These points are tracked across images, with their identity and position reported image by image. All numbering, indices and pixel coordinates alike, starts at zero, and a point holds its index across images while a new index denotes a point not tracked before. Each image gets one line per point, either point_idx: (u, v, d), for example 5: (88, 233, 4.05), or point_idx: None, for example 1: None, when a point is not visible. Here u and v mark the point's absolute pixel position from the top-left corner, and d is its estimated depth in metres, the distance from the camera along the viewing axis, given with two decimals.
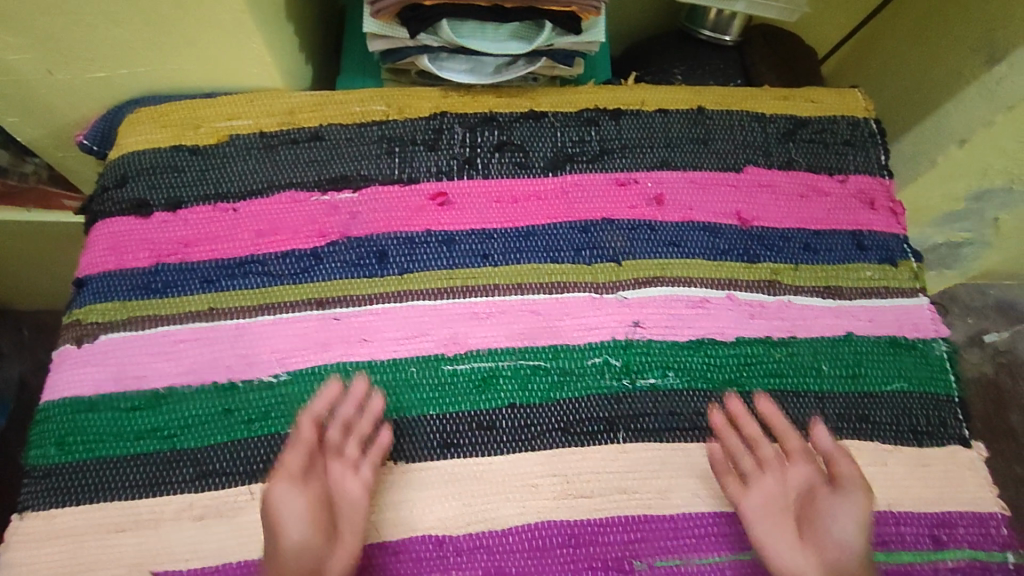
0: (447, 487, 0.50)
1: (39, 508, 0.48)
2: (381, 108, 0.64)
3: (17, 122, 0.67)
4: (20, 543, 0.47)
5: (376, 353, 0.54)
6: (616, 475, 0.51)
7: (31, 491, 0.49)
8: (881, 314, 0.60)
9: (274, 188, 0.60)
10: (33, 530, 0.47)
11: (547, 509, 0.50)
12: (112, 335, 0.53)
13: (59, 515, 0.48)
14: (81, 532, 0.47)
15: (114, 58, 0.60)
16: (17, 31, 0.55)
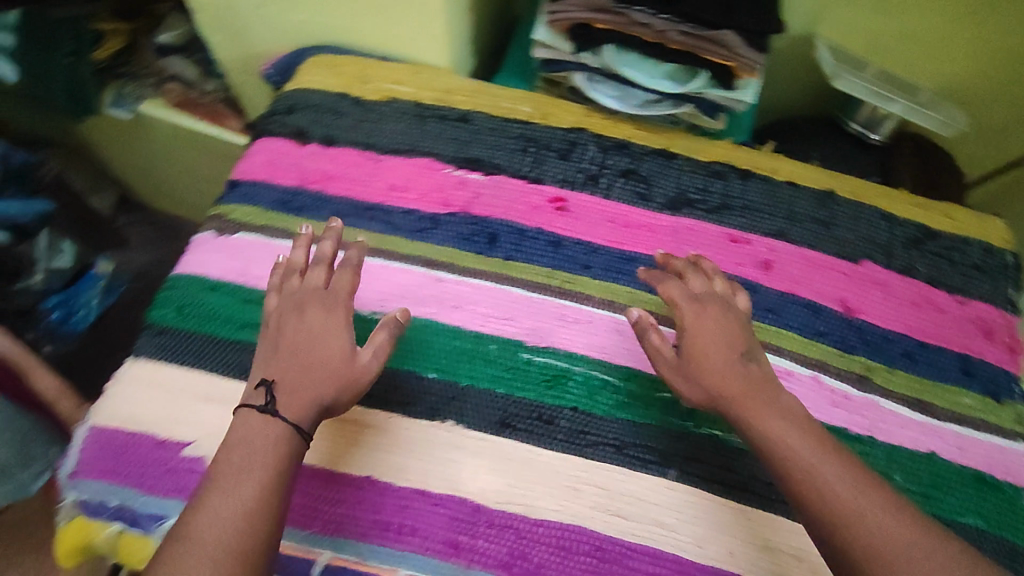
0: (455, 453, 0.52)
1: (147, 358, 0.54)
2: (526, 110, 0.67)
3: (219, 41, 0.78)
4: (126, 381, 0.53)
5: (462, 322, 0.57)
6: (657, 507, 0.51)
7: (147, 341, 0.55)
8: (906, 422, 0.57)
9: (414, 152, 0.64)
10: (138, 374, 0.54)
11: (570, 511, 0.51)
12: (247, 234, 0.60)
13: (160, 369, 0.54)
14: (174, 389, 0.53)
15: (318, 7, 0.69)
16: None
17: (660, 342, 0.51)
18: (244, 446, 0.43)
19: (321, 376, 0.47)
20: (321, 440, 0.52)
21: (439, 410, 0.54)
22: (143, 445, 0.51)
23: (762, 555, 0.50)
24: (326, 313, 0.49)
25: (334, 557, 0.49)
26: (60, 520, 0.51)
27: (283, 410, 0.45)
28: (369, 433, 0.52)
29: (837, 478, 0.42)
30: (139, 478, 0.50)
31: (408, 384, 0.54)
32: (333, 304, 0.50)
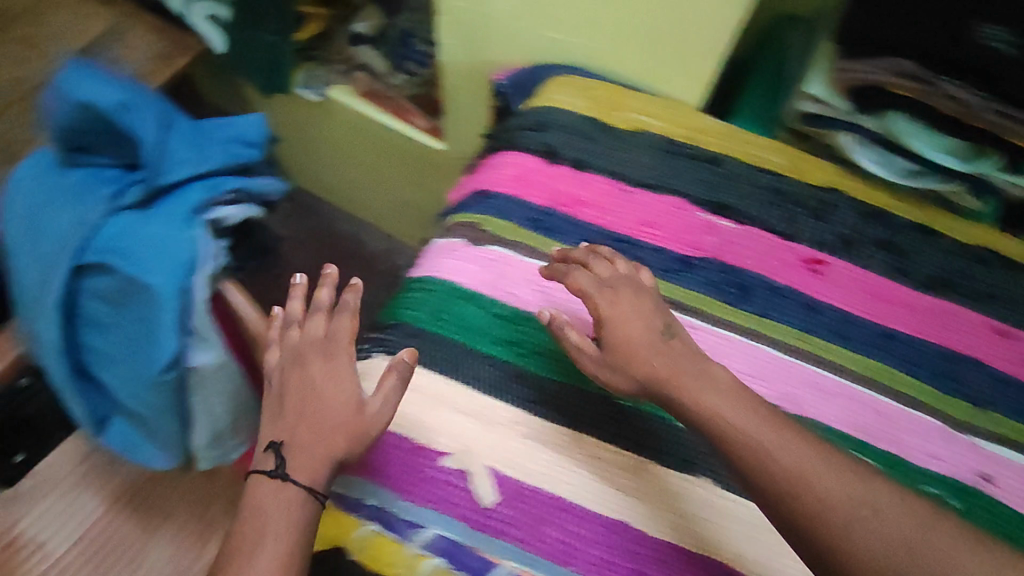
0: (510, 440, 0.52)
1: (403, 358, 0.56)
2: (778, 160, 0.65)
3: (450, 45, 0.78)
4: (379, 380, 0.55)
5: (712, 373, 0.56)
6: None
7: (403, 342, 0.57)
8: (984, 458, 0.53)
9: (664, 190, 0.63)
10: None
11: (637, 513, 0.50)
12: (499, 249, 0.60)
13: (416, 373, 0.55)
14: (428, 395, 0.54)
15: (574, 27, 0.68)
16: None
17: (578, 339, 0.53)
18: (256, 516, 0.46)
19: (334, 428, 0.49)
20: (573, 474, 0.51)
21: (694, 464, 0.52)
22: (399, 450, 0.52)
23: None
24: (327, 363, 0.51)
25: (377, 504, 0.50)
26: (332, 505, 0.51)
27: (293, 472, 0.47)
28: (622, 475, 0.52)
29: (704, 403, 0.47)
30: (395, 480, 0.51)
31: (660, 432, 0.53)
32: (334, 353, 0.52)
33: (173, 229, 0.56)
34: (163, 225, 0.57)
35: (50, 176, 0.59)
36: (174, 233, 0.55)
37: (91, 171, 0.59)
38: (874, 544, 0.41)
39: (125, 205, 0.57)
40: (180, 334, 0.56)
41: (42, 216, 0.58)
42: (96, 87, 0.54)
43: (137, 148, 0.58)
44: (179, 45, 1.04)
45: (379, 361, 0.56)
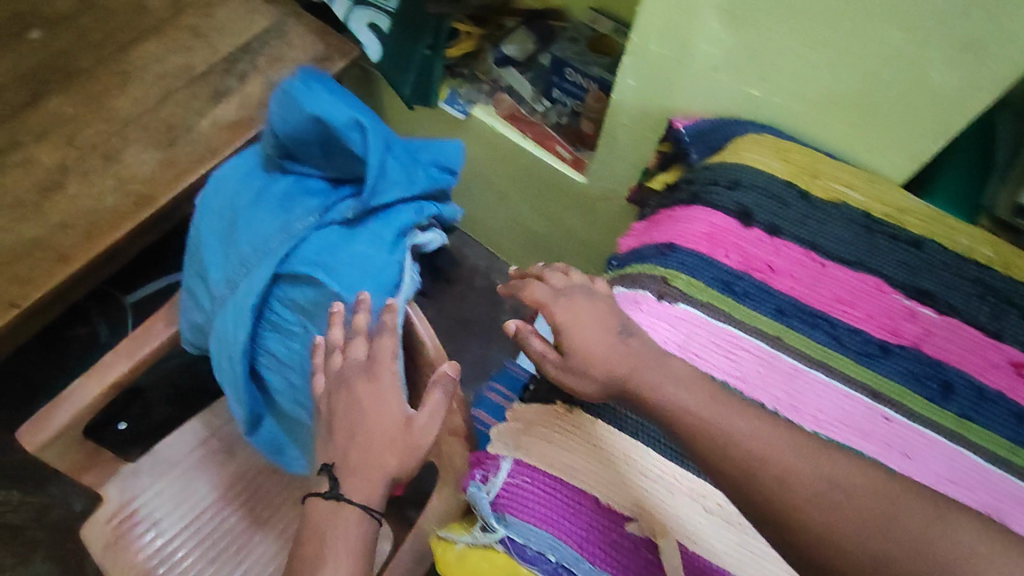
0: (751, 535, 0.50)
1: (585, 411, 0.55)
2: (986, 253, 0.62)
3: (629, 85, 0.77)
4: (563, 431, 0.55)
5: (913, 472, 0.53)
6: None
7: (588, 395, 0.56)
8: None
9: (863, 268, 0.61)
10: (576, 426, 0.55)
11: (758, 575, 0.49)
12: (688, 307, 0.58)
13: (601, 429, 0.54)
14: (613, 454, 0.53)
15: (779, 86, 0.66)
16: (734, 29, 0.63)
17: (541, 348, 0.55)
18: (317, 539, 0.46)
19: (381, 445, 0.48)
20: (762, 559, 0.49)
21: None
22: (584, 508, 0.52)
23: None
24: (372, 384, 0.51)
25: (512, 539, 0.51)
26: (478, 540, 0.52)
27: (350, 493, 0.47)
28: None
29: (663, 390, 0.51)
30: (579, 538, 0.51)
31: None
32: (376, 373, 0.51)
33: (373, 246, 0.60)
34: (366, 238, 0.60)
35: (261, 179, 0.64)
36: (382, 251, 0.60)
37: (301, 177, 0.64)
38: (853, 526, 0.43)
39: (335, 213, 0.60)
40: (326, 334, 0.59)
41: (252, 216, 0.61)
42: (339, 105, 0.57)
43: (350, 162, 0.61)
44: (338, 49, 1.05)
45: (559, 410, 0.56)
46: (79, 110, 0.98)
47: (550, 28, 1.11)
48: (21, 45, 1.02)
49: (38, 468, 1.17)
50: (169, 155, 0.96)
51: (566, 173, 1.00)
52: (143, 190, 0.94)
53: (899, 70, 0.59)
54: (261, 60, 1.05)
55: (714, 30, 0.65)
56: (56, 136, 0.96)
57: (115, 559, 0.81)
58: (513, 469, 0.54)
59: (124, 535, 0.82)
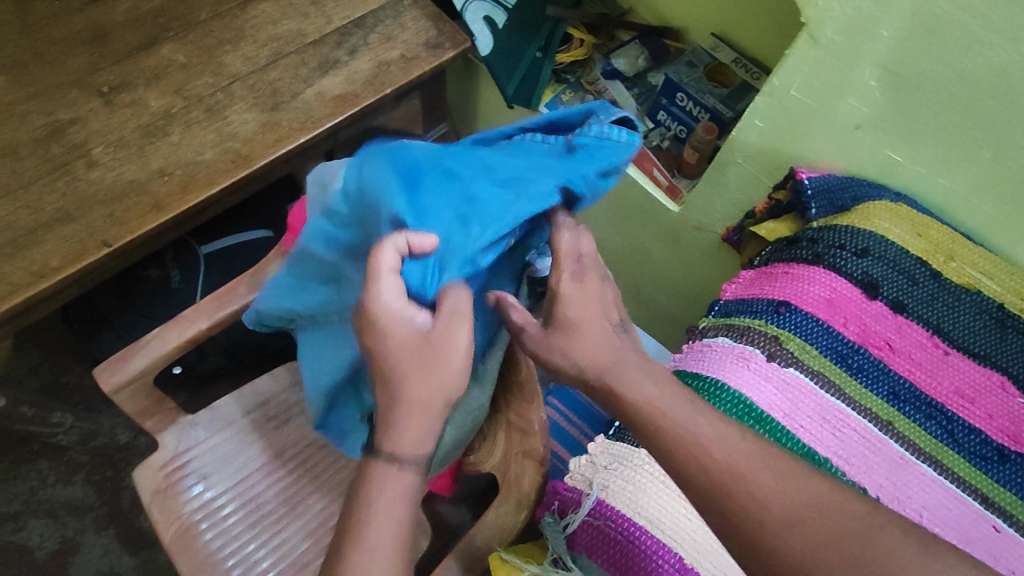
0: None
1: None
2: None
3: (755, 126, 0.74)
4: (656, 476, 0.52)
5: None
6: None
7: None
8: None
9: (989, 363, 0.57)
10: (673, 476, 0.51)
11: None
12: (797, 374, 0.56)
13: None
14: None
15: (927, 154, 0.64)
16: (893, 91, 0.62)
17: (518, 320, 0.50)
18: (369, 480, 0.47)
19: (411, 382, 0.46)
20: None
21: None
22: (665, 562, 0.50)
23: None
24: (392, 329, 0.47)
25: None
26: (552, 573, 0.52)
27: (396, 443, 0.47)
28: None
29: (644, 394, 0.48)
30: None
31: None
32: (391, 318, 0.47)
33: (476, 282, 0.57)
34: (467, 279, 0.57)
35: None
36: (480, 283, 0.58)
37: None
38: None
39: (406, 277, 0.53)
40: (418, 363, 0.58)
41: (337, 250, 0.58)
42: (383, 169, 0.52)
43: None
44: (450, 38, 1.04)
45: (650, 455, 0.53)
46: (191, 60, 1.00)
47: (662, 46, 1.08)
48: None
49: (91, 396, 1.20)
50: (271, 119, 0.97)
51: (660, 198, 0.97)
52: (242, 149, 0.94)
53: None
54: (372, 37, 1.04)
55: (870, 89, 0.63)
56: (165, 83, 0.97)
57: (163, 506, 0.82)
58: (594, 509, 0.53)
59: (173, 484, 0.83)
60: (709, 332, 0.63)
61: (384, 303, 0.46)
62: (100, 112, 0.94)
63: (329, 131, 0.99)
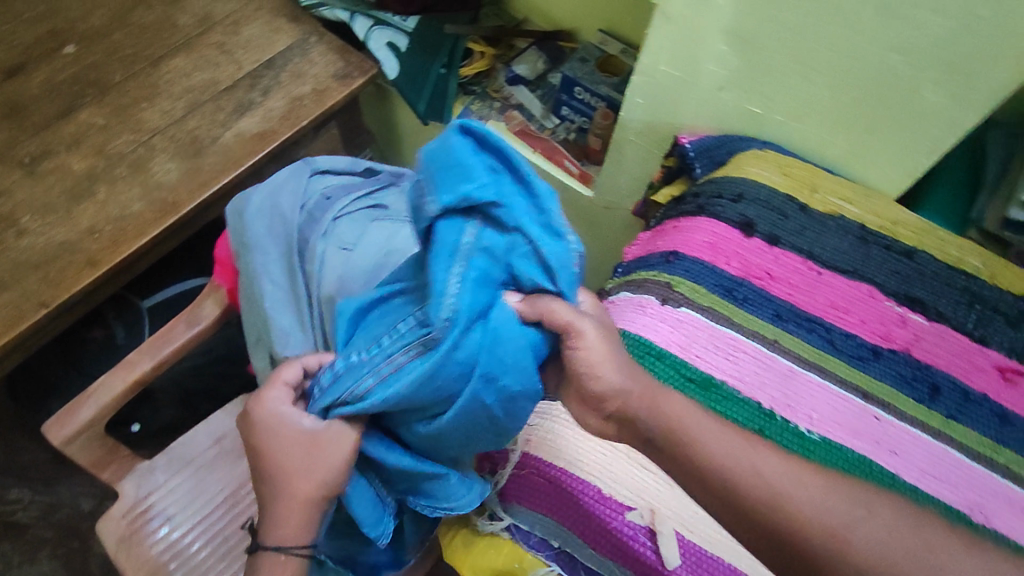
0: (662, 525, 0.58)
1: None
2: (975, 264, 0.65)
3: (639, 104, 0.81)
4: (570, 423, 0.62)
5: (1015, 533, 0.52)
6: None
7: None
8: None
9: (857, 276, 0.64)
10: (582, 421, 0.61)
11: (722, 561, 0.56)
12: (688, 311, 0.61)
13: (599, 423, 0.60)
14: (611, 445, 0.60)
15: (781, 103, 0.71)
16: (742, 52, 0.69)
17: (569, 314, 0.47)
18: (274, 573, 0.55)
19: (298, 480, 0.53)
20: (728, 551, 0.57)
21: None
22: (577, 494, 0.60)
23: None
24: (294, 438, 0.52)
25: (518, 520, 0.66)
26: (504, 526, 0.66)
27: (281, 540, 0.54)
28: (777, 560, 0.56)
29: (677, 409, 0.53)
30: (581, 530, 0.61)
31: None
32: (293, 437, 0.53)
33: (574, 274, 0.48)
34: (557, 277, 0.47)
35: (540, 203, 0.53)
36: (573, 274, 0.47)
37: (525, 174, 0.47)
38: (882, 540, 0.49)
39: (440, 236, 0.46)
40: (466, 231, 0.45)
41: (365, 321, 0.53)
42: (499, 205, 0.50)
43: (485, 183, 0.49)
44: (358, 66, 1.10)
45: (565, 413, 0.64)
46: (109, 121, 1.03)
47: (558, 48, 1.16)
48: (56, 60, 1.07)
49: (51, 466, 1.19)
50: (194, 165, 1.01)
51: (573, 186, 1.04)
52: (168, 197, 0.98)
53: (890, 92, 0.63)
54: (283, 76, 1.09)
55: (723, 53, 0.70)
56: (86, 146, 1.00)
57: (129, 554, 0.81)
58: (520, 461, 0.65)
59: (138, 530, 0.82)
60: (614, 290, 0.68)
61: (291, 419, 0.53)
62: (24, 183, 0.96)
63: (253, 169, 1.03)
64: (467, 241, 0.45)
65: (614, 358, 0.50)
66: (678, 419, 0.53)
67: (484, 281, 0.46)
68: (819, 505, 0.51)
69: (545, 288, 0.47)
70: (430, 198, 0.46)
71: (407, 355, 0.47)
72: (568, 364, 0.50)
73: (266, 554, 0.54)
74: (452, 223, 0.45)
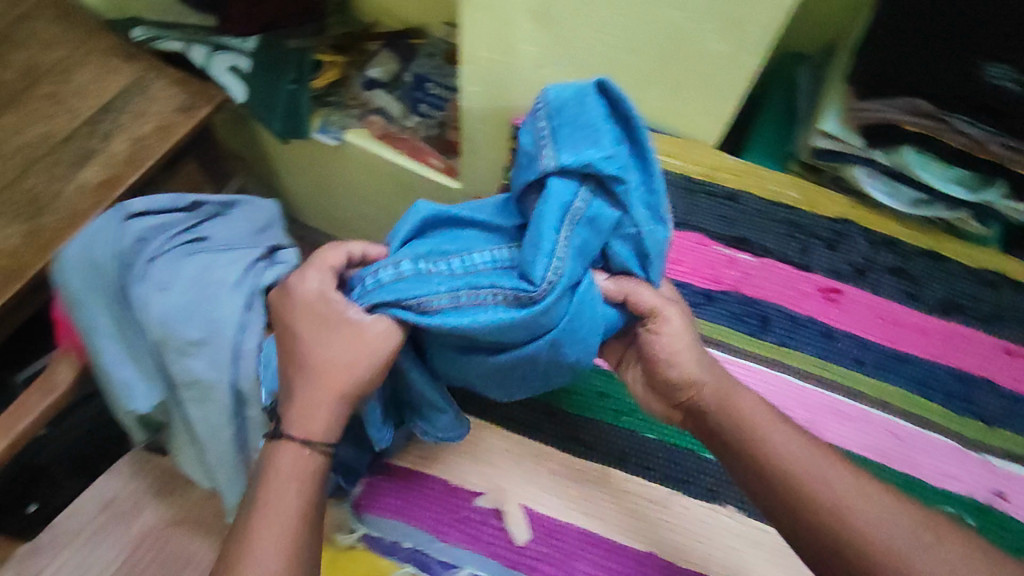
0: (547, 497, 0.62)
1: None
2: (793, 195, 0.69)
3: (474, 91, 0.81)
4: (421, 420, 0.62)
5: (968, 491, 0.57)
6: None
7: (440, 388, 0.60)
8: (913, 439, 0.58)
9: (685, 227, 0.67)
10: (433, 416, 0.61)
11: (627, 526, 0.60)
12: None
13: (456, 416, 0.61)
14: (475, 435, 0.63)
15: (597, 73, 0.72)
16: (547, 28, 0.69)
17: (661, 305, 0.55)
18: (278, 499, 0.52)
19: (340, 366, 0.54)
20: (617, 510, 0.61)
21: None
22: (429, 491, 0.63)
23: None
24: (331, 331, 0.54)
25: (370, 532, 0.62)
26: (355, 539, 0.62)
27: (296, 433, 0.53)
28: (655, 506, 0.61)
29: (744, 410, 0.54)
30: (433, 523, 0.61)
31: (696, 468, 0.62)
32: (337, 321, 0.55)
33: (663, 257, 0.54)
34: (647, 262, 0.55)
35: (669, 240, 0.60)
36: (662, 261, 0.55)
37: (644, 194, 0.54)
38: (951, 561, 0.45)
39: (552, 191, 0.51)
40: (587, 200, 0.51)
41: (537, 233, 0.51)
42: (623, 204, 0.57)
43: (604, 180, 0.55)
44: (202, 96, 1.06)
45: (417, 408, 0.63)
46: None
47: (408, 47, 1.14)
48: None
49: None
50: (35, 226, 0.95)
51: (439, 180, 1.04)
52: (9, 265, 0.92)
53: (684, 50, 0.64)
54: (123, 118, 1.04)
55: (532, 32, 0.71)
56: None
57: None
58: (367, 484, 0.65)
59: None
60: None
61: (337, 301, 0.56)
62: None
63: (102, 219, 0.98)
64: (585, 205, 0.51)
65: (691, 355, 0.55)
66: (798, 468, 0.50)
67: (585, 244, 0.52)
68: (880, 523, 0.47)
69: (633, 272, 0.55)
70: (550, 150, 0.52)
71: (495, 296, 0.51)
72: (642, 342, 0.57)
73: (282, 442, 0.54)
74: (600, 210, 0.52)
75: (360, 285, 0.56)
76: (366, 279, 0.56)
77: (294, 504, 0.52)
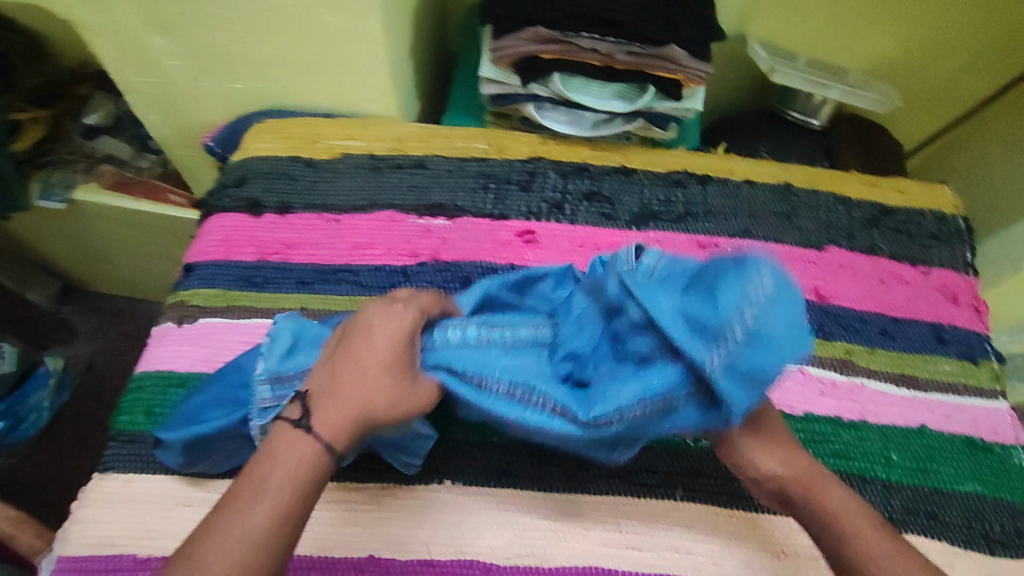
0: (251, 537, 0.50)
1: (120, 471, 0.52)
2: (481, 146, 0.68)
3: (153, 119, 0.74)
4: (95, 498, 0.51)
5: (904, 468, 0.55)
6: (657, 529, 0.51)
7: (121, 454, 0.53)
8: None
9: (375, 207, 0.64)
10: (110, 490, 0.52)
11: (360, 541, 0.50)
12: (209, 319, 0.59)
13: (135, 481, 0.52)
14: (152, 500, 0.51)
15: (253, 73, 0.67)
16: (176, 38, 0.62)
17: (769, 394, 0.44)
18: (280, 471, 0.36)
19: (396, 384, 0.40)
20: (335, 531, 0.50)
21: (434, 471, 0.53)
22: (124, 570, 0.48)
23: (775, 558, 0.51)
24: (410, 367, 0.41)
25: None
26: None
27: (321, 422, 0.37)
28: (376, 510, 0.51)
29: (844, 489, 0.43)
30: None
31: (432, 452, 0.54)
32: (405, 345, 0.41)
33: None
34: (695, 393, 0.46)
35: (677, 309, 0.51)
36: None
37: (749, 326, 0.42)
38: None
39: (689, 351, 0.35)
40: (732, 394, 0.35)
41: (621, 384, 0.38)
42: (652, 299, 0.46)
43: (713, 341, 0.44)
44: None
45: (93, 480, 0.53)
46: None
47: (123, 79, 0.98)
48: None
49: None
50: None
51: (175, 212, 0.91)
52: None
53: (313, 29, 0.60)
54: None
55: (163, 46, 0.63)
56: None
57: None
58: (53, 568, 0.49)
59: None
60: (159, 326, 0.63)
61: (407, 318, 0.42)
62: None
63: None
64: (676, 402, 0.37)
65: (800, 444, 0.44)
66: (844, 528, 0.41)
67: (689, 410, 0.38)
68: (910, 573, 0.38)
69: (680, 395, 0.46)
70: (715, 346, 0.34)
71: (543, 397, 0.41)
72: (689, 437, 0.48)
73: (280, 425, 0.38)
74: (740, 387, 0.35)
75: (433, 336, 0.43)
76: (447, 333, 0.43)
77: (280, 504, 0.34)
